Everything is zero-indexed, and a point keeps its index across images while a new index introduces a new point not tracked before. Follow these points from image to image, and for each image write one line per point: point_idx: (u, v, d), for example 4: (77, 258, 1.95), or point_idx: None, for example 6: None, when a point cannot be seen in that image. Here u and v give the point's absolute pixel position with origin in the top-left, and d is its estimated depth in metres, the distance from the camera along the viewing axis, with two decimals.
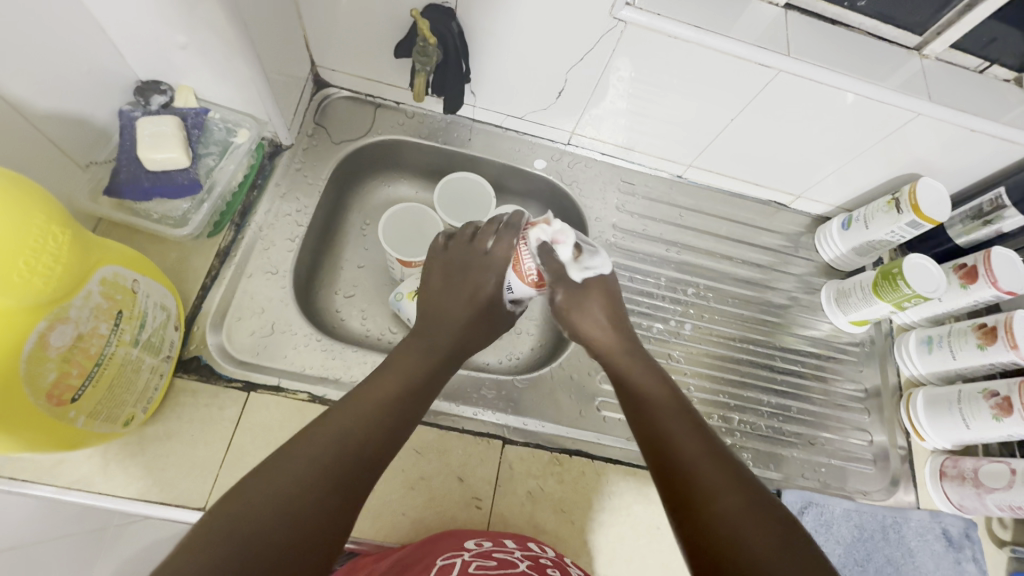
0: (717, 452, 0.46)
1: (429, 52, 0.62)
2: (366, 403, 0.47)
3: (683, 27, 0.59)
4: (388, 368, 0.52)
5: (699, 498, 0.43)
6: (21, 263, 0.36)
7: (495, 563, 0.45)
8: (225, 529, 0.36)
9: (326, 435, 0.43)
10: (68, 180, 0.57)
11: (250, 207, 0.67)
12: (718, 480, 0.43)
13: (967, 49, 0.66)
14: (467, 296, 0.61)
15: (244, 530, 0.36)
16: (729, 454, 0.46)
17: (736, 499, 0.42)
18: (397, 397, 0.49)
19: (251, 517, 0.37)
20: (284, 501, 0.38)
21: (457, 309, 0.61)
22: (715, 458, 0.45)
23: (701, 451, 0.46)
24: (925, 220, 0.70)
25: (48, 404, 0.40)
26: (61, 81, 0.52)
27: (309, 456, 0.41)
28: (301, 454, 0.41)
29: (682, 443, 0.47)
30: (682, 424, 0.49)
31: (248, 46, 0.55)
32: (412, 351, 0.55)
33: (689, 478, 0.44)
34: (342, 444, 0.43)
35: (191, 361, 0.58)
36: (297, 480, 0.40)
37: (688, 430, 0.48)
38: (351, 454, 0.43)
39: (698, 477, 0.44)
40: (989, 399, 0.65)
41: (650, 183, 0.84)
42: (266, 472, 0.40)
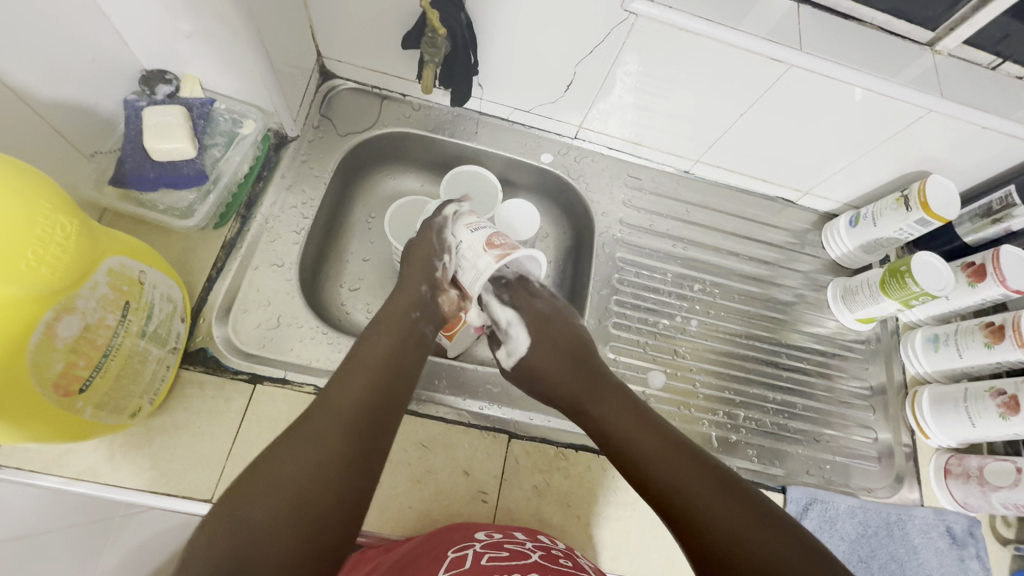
0: (721, 487, 0.44)
1: (437, 43, 0.61)
2: (353, 388, 0.47)
3: (693, 20, 0.58)
4: (365, 338, 0.52)
5: (713, 546, 0.41)
6: (29, 252, 0.36)
7: (507, 554, 0.46)
8: (232, 534, 0.36)
9: (317, 431, 0.43)
10: (73, 170, 0.56)
11: (256, 198, 0.67)
12: (730, 522, 0.42)
13: (980, 45, 0.66)
14: (422, 239, 0.61)
15: (250, 535, 0.36)
16: (735, 482, 0.45)
17: (754, 537, 0.41)
18: (379, 375, 0.49)
19: (253, 519, 0.37)
20: (287, 499, 0.38)
21: (416, 251, 0.61)
22: (722, 494, 0.44)
23: (703, 490, 0.44)
24: (934, 218, 0.69)
25: (55, 395, 0.40)
26: (66, 68, 0.51)
27: (301, 450, 0.41)
28: (293, 451, 0.41)
29: (682, 487, 0.45)
30: (675, 463, 0.46)
31: (255, 36, 0.54)
32: (383, 318, 0.55)
33: (699, 523, 0.42)
34: (338, 433, 0.43)
35: (197, 353, 0.58)
36: (300, 475, 0.40)
37: (682, 467, 0.46)
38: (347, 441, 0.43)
39: (709, 522, 0.42)
40: (997, 398, 0.65)
41: (657, 178, 0.83)
42: (266, 477, 0.39)
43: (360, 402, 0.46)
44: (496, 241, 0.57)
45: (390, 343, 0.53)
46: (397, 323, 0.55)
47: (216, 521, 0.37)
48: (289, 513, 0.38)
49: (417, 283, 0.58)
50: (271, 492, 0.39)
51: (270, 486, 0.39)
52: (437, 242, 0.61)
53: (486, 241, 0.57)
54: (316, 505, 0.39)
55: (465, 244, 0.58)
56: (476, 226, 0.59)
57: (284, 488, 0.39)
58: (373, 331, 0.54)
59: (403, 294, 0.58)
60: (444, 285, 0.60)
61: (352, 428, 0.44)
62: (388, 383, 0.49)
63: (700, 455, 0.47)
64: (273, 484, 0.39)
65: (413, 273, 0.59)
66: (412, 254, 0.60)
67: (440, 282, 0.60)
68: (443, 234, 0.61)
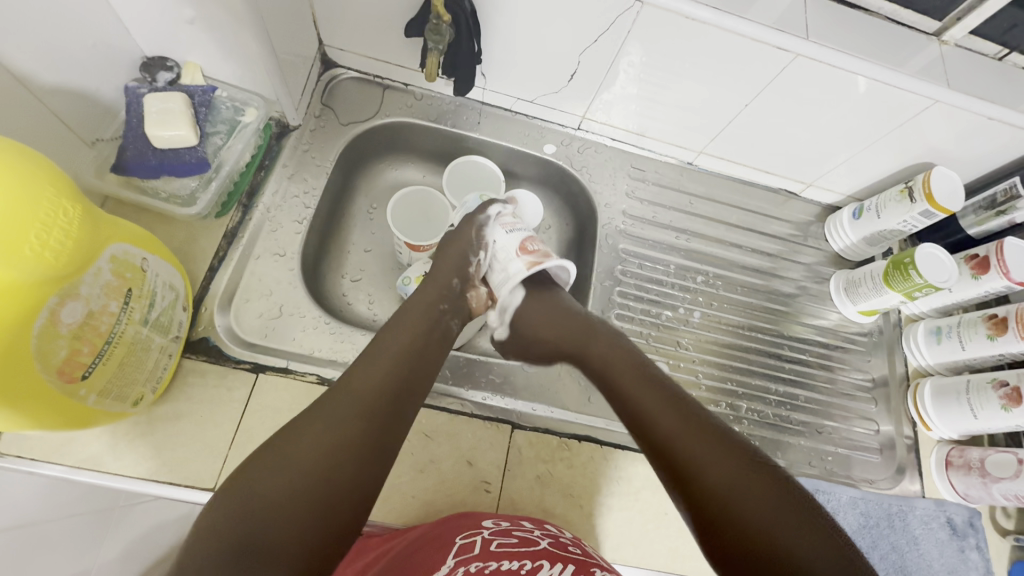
0: (723, 443, 0.46)
1: (442, 31, 0.60)
2: (375, 372, 0.48)
3: (700, 8, 0.58)
4: (392, 324, 0.53)
5: (708, 494, 0.44)
6: (32, 236, 0.35)
7: (517, 540, 0.46)
8: (247, 505, 0.38)
9: (334, 411, 0.44)
10: (74, 157, 0.56)
11: (258, 188, 0.66)
12: (727, 475, 0.44)
13: (987, 36, 0.65)
14: (459, 234, 0.63)
15: (263, 506, 0.38)
16: (738, 441, 0.47)
17: (749, 491, 0.43)
18: (398, 362, 0.50)
19: (268, 491, 0.39)
20: (302, 477, 0.40)
21: (452, 244, 0.62)
22: (722, 450, 0.46)
23: (705, 444, 0.46)
24: (938, 210, 0.69)
25: (60, 381, 0.40)
26: (67, 54, 0.51)
27: (317, 431, 0.43)
28: (310, 430, 0.43)
29: (685, 440, 0.47)
30: (681, 420, 0.49)
31: (258, 23, 0.54)
32: (415, 304, 0.56)
33: (696, 475, 0.45)
34: (354, 416, 0.44)
35: (199, 342, 0.58)
36: (314, 456, 0.41)
37: (687, 423, 0.48)
38: (363, 424, 0.44)
39: (707, 473, 0.45)
40: (999, 389, 0.65)
41: (660, 169, 0.83)
42: (281, 452, 0.41)
43: (378, 385, 0.47)
44: (530, 247, 0.62)
45: (415, 329, 0.54)
46: (424, 312, 0.56)
47: (234, 489, 0.39)
48: (303, 491, 0.40)
49: (449, 276, 0.60)
50: (287, 470, 0.40)
51: (287, 462, 0.41)
52: (477, 239, 0.62)
53: (519, 245, 0.62)
54: (330, 486, 0.41)
55: (499, 243, 0.62)
56: (511, 228, 0.63)
57: (296, 465, 0.41)
58: (402, 316, 0.55)
59: (433, 285, 0.59)
60: (474, 281, 0.62)
61: (368, 413, 0.45)
62: (409, 371, 0.50)
63: (706, 416, 0.49)
64: (287, 460, 0.41)
65: (447, 265, 0.61)
66: (448, 247, 0.62)
67: (472, 278, 0.62)
68: (483, 232, 0.63)
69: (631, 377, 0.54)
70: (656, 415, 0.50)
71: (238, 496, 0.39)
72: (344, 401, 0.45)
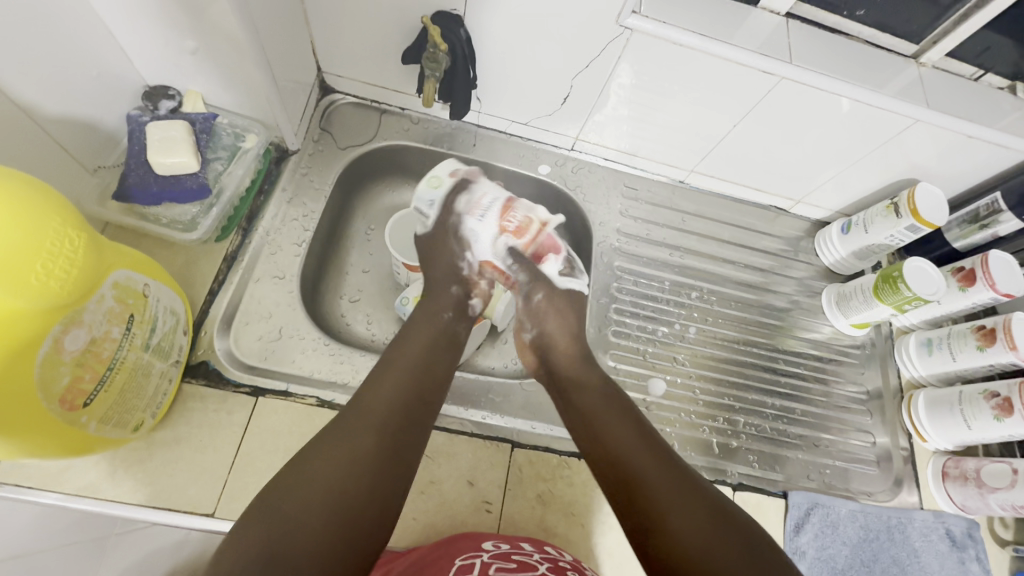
0: (689, 486, 0.48)
1: (438, 58, 0.63)
2: (386, 383, 0.50)
3: (687, 35, 0.60)
4: (399, 341, 0.55)
5: (668, 535, 0.45)
6: (38, 266, 0.36)
7: (515, 565, 0.46)
8: (276, 525, 0.39)
9: (348, 430, 0.45)
10: (76, 184, 0.57)
11: (257, 211, 0.67)
12: (692, 524, 0.45)
13: (962, 58, 0.68)
14: (440, 243, 0.66)
15: (290, 526, 0.39)
16: (704, 487, 0.49)
17: (707, 537, 0.45)
18: (407, 379, 0.51)
19: (286, 513, 0.40)
20: (326, 494, 0.41)
21: (434, 253, 0.66)
22: (690, 493, 0.47)
23: (671, 484, 0.48)
24: (924, 224, 0.71)
25: (61, 409, 0.40)
26: (71, 86, 0.52)
27: (334, 446, 0.44)
28: (326, 446, 0.44)
29: (655, 476, 0.49)
30: (654, 457, 0.50)
31: (260, 52, 0.55)
32: (422, 316, 0.59)
33: (661, 508, 0.46)
34: (370, 429, 0.46)
35: (199, 366, 0.58)
36: (336, 470, 0.43)
37: (659, 461, 0.50)
38: (378, 437, 0.46)
39: (671, 512, 0.46)
40: (990, 400, 0.66)
41: (653, 188, 0.85)
42: (301, 472, 0.42)
43: (388, 400, 0.49)
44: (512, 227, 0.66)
45: (425, 338, 0.56)
46: (431, 323, 0.58)
47: (254, 512, 0.40)
48: (325, 510, 0.40)
49: (446, 286, 0.63)
50: (310, 488, 0.41)
51: (310, 480, 0.42)
52: (457, 243, 0.66)
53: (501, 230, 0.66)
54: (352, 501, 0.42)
55: (478, 235, 0.66)
56: (482, 211, 0.66)
57: (315, 488, 0.41)
58: (408, 330, 0.57)
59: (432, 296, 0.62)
60: (474, 279, 0.66)
61: (382, 423, 0.47)
62: (420, 381, 0.52)
63: (679, 463, 0.51)
64: (306, 482, 0.42)
65: (440, 277, 0.64)
66: (433, 258, 0.65)
67: (468, 280, 0.65)
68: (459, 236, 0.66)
69: (604, 409, 0.56)
70: (630, 446, 0.51)
71: (264, 514, 0.39)
72: (361, 415, 0.47)
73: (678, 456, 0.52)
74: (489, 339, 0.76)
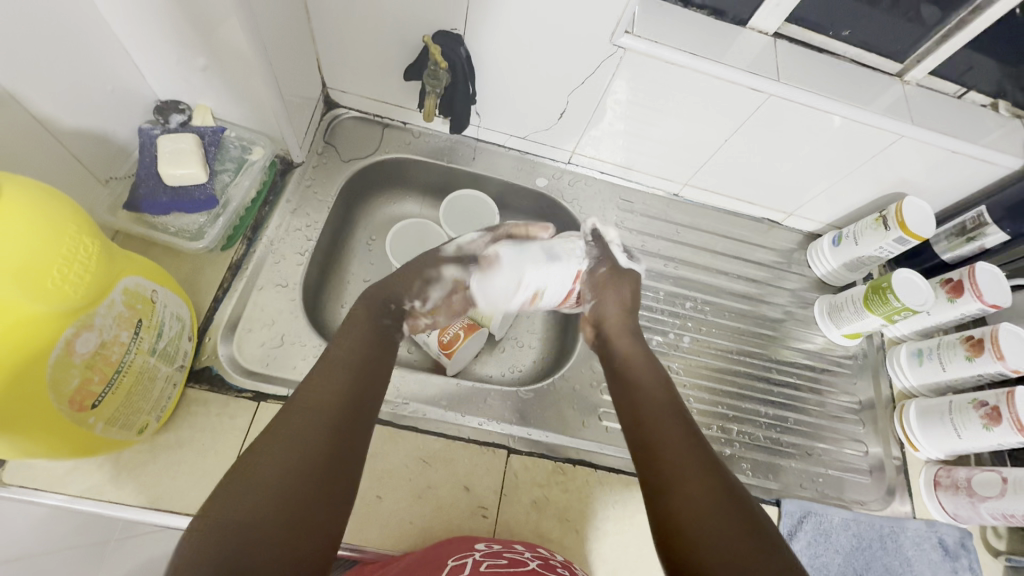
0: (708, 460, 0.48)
1: (439, 75, 0.65)
2: (325, 380, 0.49)
3: (678, 53, 0.62)
4: (337, 339, 0.54)
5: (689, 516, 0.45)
6: (55, 271, 0.38)
7: (506, 562, 0.47)
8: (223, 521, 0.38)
9: (291, 423, 0.45)
10: (88, 194, 0.59)
11: (262, 222, 0.69)
12: (715, 509, 0.44)
13: (945, 76, 0.70)
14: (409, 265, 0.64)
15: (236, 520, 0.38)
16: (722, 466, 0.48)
17: (728, 525, 0.43)
18: (347, 375, 0.50)
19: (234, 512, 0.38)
20: (270, 487, 0.40)
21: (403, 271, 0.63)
22: (708, 466, 0.47)
23: (691, 457, 0.48)
24: (911, 236, 0.73)
25: (69, 409, 0.41)
26: (86, 100, 0.54)
27: (273, 442, 0.43)
28: (266, 444, 0.43)
29: (677, 450, 0.49)
30: (680, 432, 0.51)
31: (267, 68, 0.57)
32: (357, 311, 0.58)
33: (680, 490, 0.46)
34: (313, 420, 0.45)
35: (203, 371, 0.59)
36: (281, 462, 0.42)
37: (682, 435, 0.51)
38: (320, 428, 0.45)
39: (683, 479, 0.47)
40: (979, 409, 0.67)
41: (648, 201, 0.87)
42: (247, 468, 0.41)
43: (331, 393, 0.48)
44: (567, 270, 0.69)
45: (362, 335, 0.55)
46: (367, 320, 0.57)
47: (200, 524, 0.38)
48: (273, 503, 0.39)
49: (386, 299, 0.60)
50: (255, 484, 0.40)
51: (255, 478, 0.40)
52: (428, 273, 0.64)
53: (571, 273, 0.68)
54: (298, 492, 0.40)
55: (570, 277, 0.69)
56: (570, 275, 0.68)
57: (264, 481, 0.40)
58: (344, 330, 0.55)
59: (374, 297, 0.60)
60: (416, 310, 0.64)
61: (326, 415, 0.46)
62: (360, 374, 0.51)
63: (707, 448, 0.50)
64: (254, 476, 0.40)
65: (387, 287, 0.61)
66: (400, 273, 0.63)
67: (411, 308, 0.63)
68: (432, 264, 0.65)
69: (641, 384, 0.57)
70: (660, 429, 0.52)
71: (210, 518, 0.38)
72: (301, 409, 0.46)
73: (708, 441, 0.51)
74: (487, 348, 0.77)
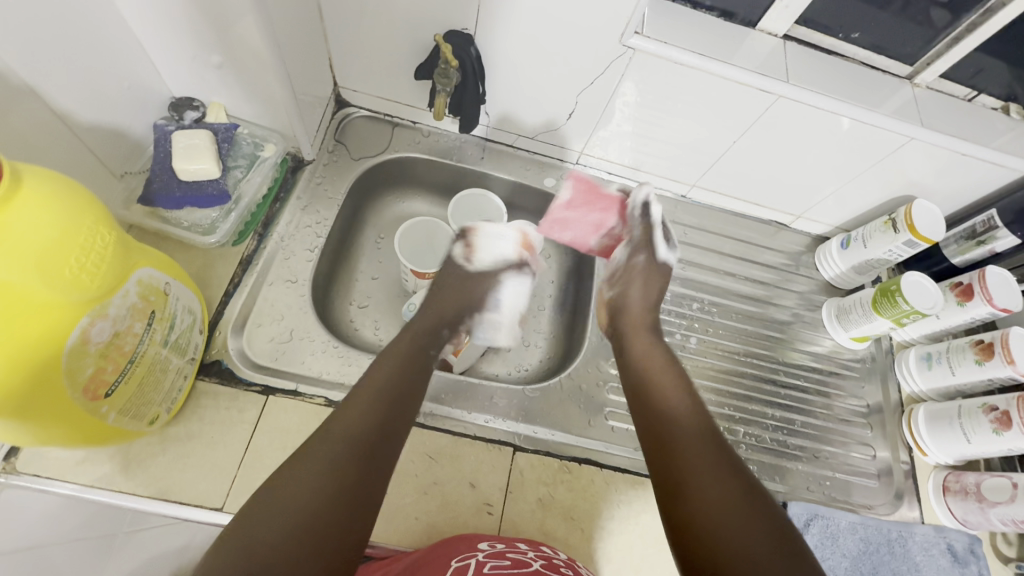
0: (729, 467, 0.50)
1: (449, 74, 0.65)
2: (360, 402, 0.50)
3: (687, 54, 0.62)
4: (379, 361, 0.55)
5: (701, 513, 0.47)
6: (72, 259, 0.38)
7: (509, 563, 0.47)
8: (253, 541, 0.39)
9: (325, 447, 0.46)
10: (104, 189, 0.59)
11: (273, 218, 0.70)
12: (729, 507, 0.46)
13: (955, 79, 0.70)
14: (447, 292, 0.67)
15: (269, 541, 0.39)
16: (744, 472, 0.50)
17: (744, 523, 0.45)
18: (382, 399, 0.51)
19: (265, 536, 0.40)
20: (304, 509, 0.42)
21: (441, 295, 0.67)
22: (728, 474, 0.49)
23: (711, 460, 0.50)
24: (920, 239, 0.72)
25: (83, 398, 0.42)
26: (104, 96, 0.55)
27: (310, 464, 0.44)
28: (300, 467, 0.44)
29: (701, 454, 0.50)
30: (702, 437, 0.52)
31: (281, 65, 0.58)
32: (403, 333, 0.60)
33: (697, 491, 0.48)
34: (346, 444, 0.46)
35: (213, 365, 0.60)
36: (312, 486, 0.43)
37: (705, 439, 0.52)
38: (357, 456, 0.46)
39: (704, 486, 0.48)
40: (989, 414, 0.67)
41: (655, 202, 0.87)
42: (281, 488, 0.42)
43: (365, 419, 0.49)
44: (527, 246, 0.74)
45: (402, 356, 0.56)
46: (410, 343, 0.59)
47: (230, 539, 0.39)
48: (302, 527, 0.41)
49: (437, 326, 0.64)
50: (290, 505, 0.42)
51: (288, 502, 0.42)
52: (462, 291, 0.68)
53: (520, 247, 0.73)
54: (329, 515, 0.42)
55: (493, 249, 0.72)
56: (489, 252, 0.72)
57: (294, 503, 0.42)
58: (386, 353, 0.57)
59: (418, 326, 0.62)
60: (459, 332, 0.67)
61: (356, 438, 0.47)
62: (397, 398, 0.52)
63: (726, 449, 0.52)
64: (285, 497, 0.42)
65: (430, 312, 0.64)
66: (438, 297, 0.66)
67: (458, 329, 0.66)
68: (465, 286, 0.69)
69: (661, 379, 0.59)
70: (679, 427, 0.53)
71: (239, 535, 0.40)
72: (336, 432, 0.47)
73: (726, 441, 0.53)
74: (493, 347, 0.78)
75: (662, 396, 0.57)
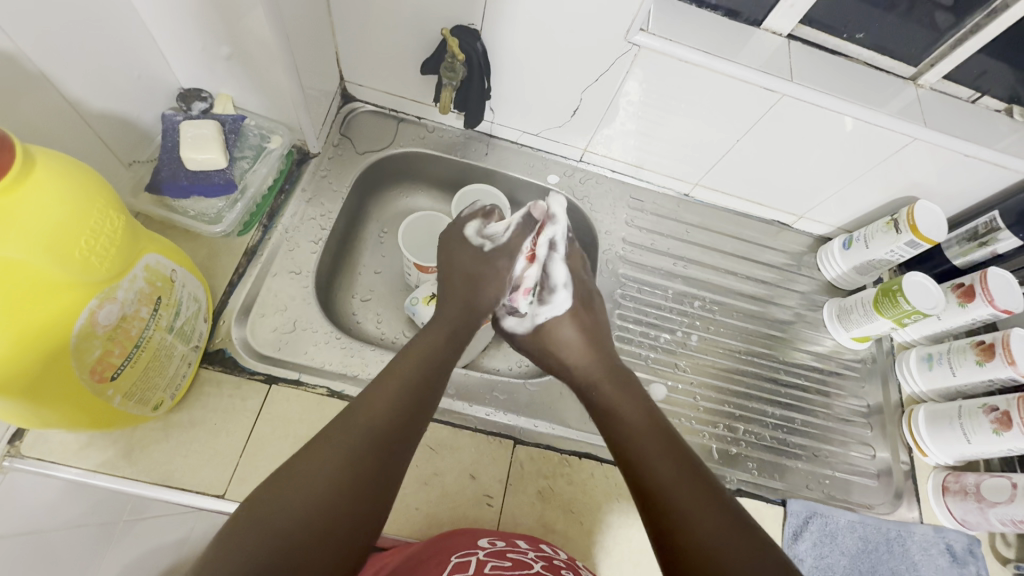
0: (712, 497, 0.45)
1: (456, 68, 0.66)
2: (383, 395, 0.50)
3: (692, 52, 0.63)
4: (406, 352, 0.55)
5: (686, 551, 0.42)
6: (83, 241, 0.39)
7: (510, 563, 0.46)
8: (267, 528, 0.39)
9: (345, 436, 0.45)
10: (112, 177, 0.60)
11: (278, 210, 0.70)
12: (714, 538, 0.42)
13: (959, 81, 0.71)
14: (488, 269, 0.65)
15: (282, 527, 0.39)
16: (728, 500, 0.45)
17: (732, 553, 0.41)
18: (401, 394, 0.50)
19: (275, 521, 0.39)
20: (317, 495, 0.41)
21: (479, 277, 0.65)
22: (712, 508, 0.44)
23: (688, 491, 0.45)
24: (922, 239, 0.73)
25: (90, 379, 0.42)
26: (112, 85, 0.56)
27: (330, 455, 0.44)
28: (317, 453, 0.44)
29: (679, 493, 0.45)
30: (675, 473, 0.46)
31: (288, 57, 0.59)
32: (435, 326, 0.60)
33: (679, 527, 0.43)
34: (365, 435, 0.46)
35: (216, 353, 0.60)
36: (323, 475, 0.42)
37: (690, 488, 0.45)
38: (377, 447, 0.46)
39: (685, 524, 0.43)
40: (989, 414, 0.67)
41: (658, 200, 0.87)
42: (294, 475, 0.42)
43: (385, 412, 0.48)
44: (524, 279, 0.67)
45: (431, 349, 0.56)
46: (439, 337, 0.58)
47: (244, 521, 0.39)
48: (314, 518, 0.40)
49: (473, 311, 0.63)
50: (302, 490, 0.41)
51: (303, 488, 0.41)
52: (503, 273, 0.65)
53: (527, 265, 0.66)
54: (342, 508, 0.42)
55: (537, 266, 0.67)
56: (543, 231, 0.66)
57: (309, 492, 0.41)
58: (413, 343, 0.56)
59: (446, 317, 0.61)
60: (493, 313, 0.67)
61: (376, 429, 0.47)
62: (421, 393, 0.51)
63: (703, 473, 0.47)
64: (301, 484, 0.42)
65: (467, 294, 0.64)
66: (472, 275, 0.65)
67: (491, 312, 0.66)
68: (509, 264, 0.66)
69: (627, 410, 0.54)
70: (648, 459, 0.48)
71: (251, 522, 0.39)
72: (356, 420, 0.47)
73: (701, 464, 0.48)
74: (495, 342, 0.78)
75: (627, 426, 0.53)
